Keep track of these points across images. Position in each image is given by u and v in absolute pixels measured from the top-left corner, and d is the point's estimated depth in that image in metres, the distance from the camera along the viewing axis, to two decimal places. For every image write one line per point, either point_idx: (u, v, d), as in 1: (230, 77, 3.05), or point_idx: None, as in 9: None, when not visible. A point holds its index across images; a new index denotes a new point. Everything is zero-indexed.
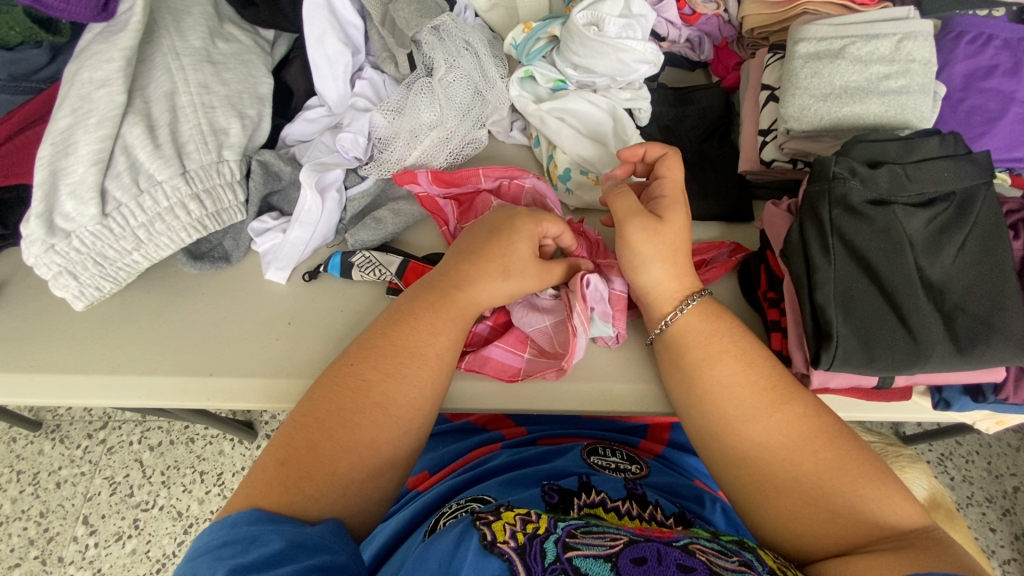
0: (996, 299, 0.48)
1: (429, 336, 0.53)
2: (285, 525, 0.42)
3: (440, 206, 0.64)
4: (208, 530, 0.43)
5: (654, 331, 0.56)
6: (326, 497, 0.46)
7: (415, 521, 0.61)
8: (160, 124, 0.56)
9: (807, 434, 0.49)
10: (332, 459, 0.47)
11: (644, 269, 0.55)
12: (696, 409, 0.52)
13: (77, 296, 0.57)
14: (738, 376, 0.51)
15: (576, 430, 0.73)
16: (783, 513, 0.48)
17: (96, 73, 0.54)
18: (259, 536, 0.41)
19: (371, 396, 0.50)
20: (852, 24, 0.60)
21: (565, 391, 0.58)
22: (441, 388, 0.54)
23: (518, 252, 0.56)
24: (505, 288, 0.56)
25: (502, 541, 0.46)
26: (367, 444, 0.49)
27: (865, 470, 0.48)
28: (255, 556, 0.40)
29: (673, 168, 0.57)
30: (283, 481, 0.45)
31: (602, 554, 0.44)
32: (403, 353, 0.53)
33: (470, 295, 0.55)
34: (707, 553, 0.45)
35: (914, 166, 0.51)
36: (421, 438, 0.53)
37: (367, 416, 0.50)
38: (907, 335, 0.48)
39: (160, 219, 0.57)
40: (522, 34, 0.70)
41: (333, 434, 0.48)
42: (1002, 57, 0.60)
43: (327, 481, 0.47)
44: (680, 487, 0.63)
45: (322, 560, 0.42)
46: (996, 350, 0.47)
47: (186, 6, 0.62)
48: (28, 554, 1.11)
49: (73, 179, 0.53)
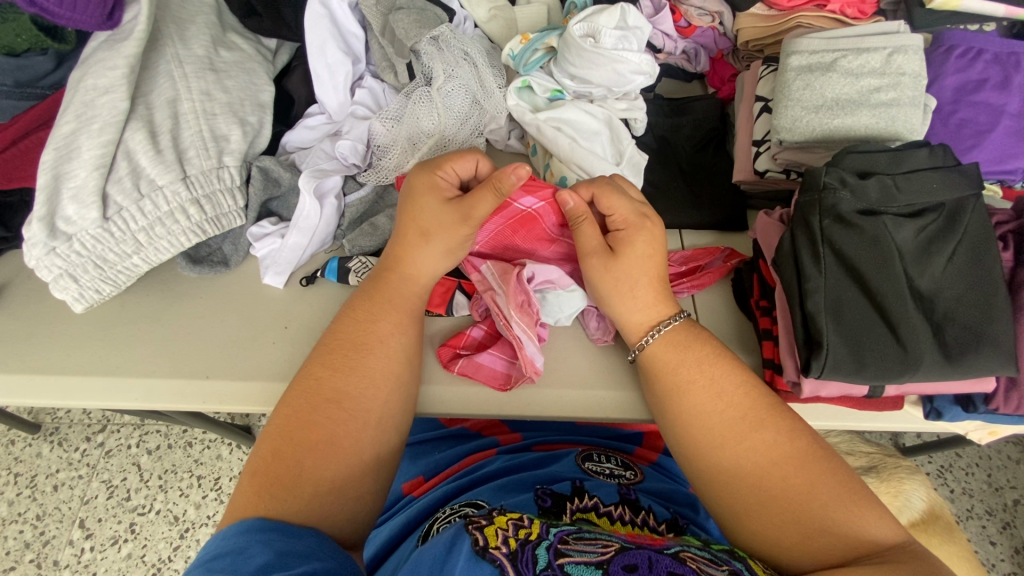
0: (985, 309, 0.49)
1: (371, 325, 0.55)
2: (278, 534, 0.43)
3: None
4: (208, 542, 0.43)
5: (633, 352, 0.56)
6: (301, 503, 0.46)
7: (408, 528, 0.62)
8: (161, 129, 0.57)
9: (780, 453, 0.49)
10: (300, 462, 0.48)
11: (608, 301, 0.56)
12: (676, 432, 0.52)
13: (77, 299, 0.58)
14: (709, 393, 0.51)
15: (571, 437, 0.74)
16: (764, 532, 0.48)
17: (100, 80, 0.54)
18: (253, 546, 0.41)
19: (323, 392, 0.51)
20: (842, 38, 0.61)
21: (556, 397, 0.58)
22: (399, 379, 0.54)
23: (425, 206, 0.57)
24: (433, 246, 0.57)
25: (493, 547, 0.46)
26: (328, 440, 0.49)
27: (839, 487, 0.47)
28: (246, 568, 0.40)
29: (613, 200, 0.56)
30: (256, 491, 0.46)
31: (593, 561, 0.44)
32: (348, 344, 0.54)
33: (414, 278, 0.58)
34: (697, 562, 0.45)
35: (904, 177, 0.51)
36: (390, 426, 0.53)
37: (322, 413, 0.50)
38: (897, 345, 0.48)
39: (160, 223, 0.58)
40: (519, 45, 0.71)
41: (293, 435, 0.49)
42: (992, 71, 0.61)
43: (297, 485, 0.47)
44: (674, 493, 0.64)
45: (315, 566, 0.41)
46: (986, 360, 0.47)
47: (190, 15, 0.63)
48: (23, 558, 1.12)
49: (76, 183, 0.53)
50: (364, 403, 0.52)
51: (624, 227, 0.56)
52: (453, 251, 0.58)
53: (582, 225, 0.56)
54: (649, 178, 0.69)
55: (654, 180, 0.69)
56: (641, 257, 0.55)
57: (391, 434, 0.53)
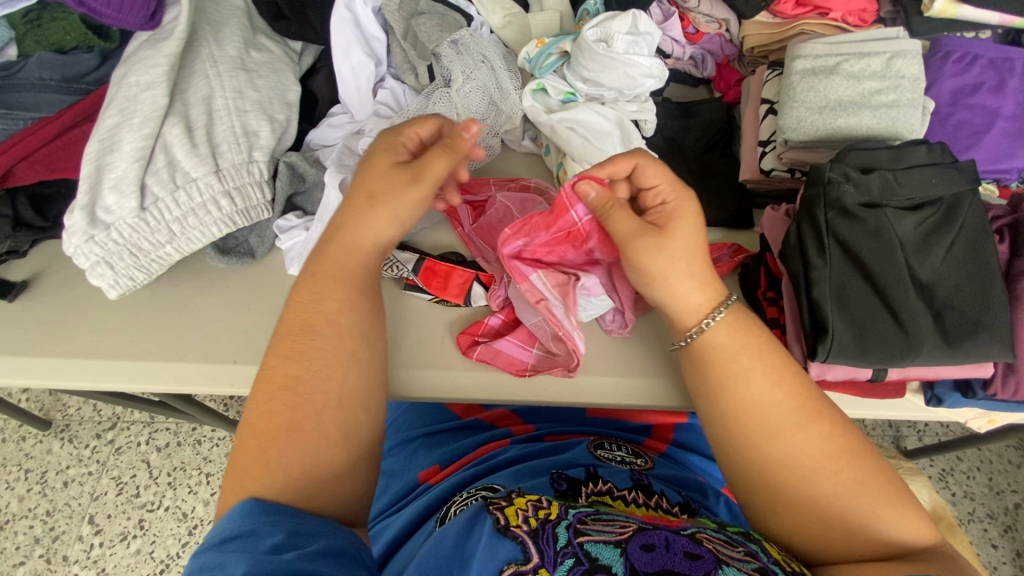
0: (982, 297, 0.51)
1: (318, 303, 0.53)
2: (288, 516, 0.45)
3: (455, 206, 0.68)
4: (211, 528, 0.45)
5: (690, 338, 0.53)
6: (280, 485, 0.47)
7: (427, 512, 0.64)
8: (197, 125, 0.60)
9: (832, 449, 0.49)
10: (268, 447, 0.48)
11: (660, 283, 0.52)
12: (726, 420, 0.51)
13: (112, 286, 0.60)
14: (769, 386, 0.50)
15: (582, 428, 0.76)
16: (804, 525, 0.49)
17: (142, 77, 0.57)
18: (265, 527, 0.43)
19: (276, 381, 0.51)
20: (844, 43, 0.64)
21: (571, 383, 0.61)
22: (355, 353, 0.53)
23: (374, 167, 0.56)
24: (383, 211, 0.55)
25: (515, 525, 0.48)
26: (288, 427, 0.49)
27: (884, 486, 0.49)
28: (258, 548, 0.42)
29: (658, 171, 0.54)
30: (234, 487, 0.47)
31: (612, 540, 0.47)
32: (298, 328, 0.53)
33: (356, 245, 0.55)
34: (714, 542, 0.48)
35: (904, 172, 0.54)
36: (360, 401, 0.53)
37: (279, 401, 0.50)
38: (900, 330, 0.51)
39: (193, 214, 0.60)
40: (535, 49, 0.74)
41: (259, 429, 0.49)
42: (987, 75, 0.64)
43: (272, 467, 0.47)
44: (684, 479, 0.66)
45: (324, 545, 0.44)
46: (984, 345, 0.50)
47: (223, 18, 0.67)
48: (33, 553, 1.13)
49: (116, 174, 0.56)
50: (321, 382, 0.51)
51: (669, 198, 0.54)
52: (392, 205, 0.55)
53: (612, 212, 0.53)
54: None
55: None
56: (688, 235, 0.52)
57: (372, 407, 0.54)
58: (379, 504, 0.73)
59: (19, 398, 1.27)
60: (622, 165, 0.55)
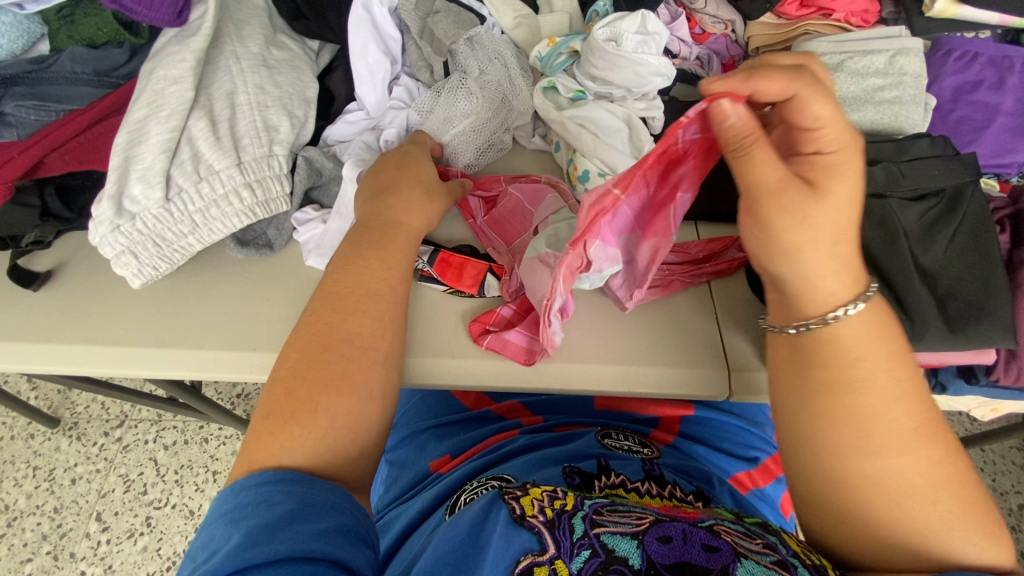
0: (985, 286, 0.53)
1: (377, 271, 0.59)
2: (301, 486, 0.46)
3: (470, 203, 0.71)
4: (221, 494, 0.46)
5: (796, 329, 0.47)
6: (320, 442, 0.49)
7: (438, 500, 0.66)
8: (221, 118, 0.62)
9: (935, 474, 0.44)
10: (312, 398, 0.51)
11: (796, 255, 0.43)
12: (818, 423, 0.46)
13: (135, 275, 0.62)
14: (883, 398, 0.44)
15: (589, 419, 0.77)
16: (875, 548, 0.45)
17: (170, 71, 0.59)
18: (276, 496, 0.45)
19: (334, 335, 0.55)
20: (848, 42, 0.66)
21: (580, 369, 0.62)
22: (391, 319, 0.58)
23: (421, 172, 0.66)
24: (433, 207, 0.64)
25: (531, 515, 0.49)
26: (340, 377, 0.52)
27: (982, 523, 0.44)
28: (271, 515, 0.43)
29: (823, 106, 0.42)
30: (274, 427, 0.49)
31: (629, 531, 0.48)
32: (354, 291, 0.57)
33: (404, 225, 0.62)
34: (733, 535, 0.48)
35: (907, 164, 0.55)
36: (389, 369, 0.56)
37: (335, 354, 0.53)
38: (904, 317, 0.52)
39: (215, 205, 0.62)
40: (546, 48, 0.76)
41: (306, 378, 0.52)
42: (988, 72, 0.66)
43: (314, 420, 0.50)
44: (690, 468, 0.68)
45: (338, 521, 0.45)
46: (986, 331, 0.52)
47: (246, 17, 0.69)
48: (41, 549, 1.14)
49: (143, 165, 0.58)
50: (375, 344, 0.55)
51: (836, 151, 0.43)
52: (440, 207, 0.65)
53: (753, 152, 0.42)
54: None
55: None
56: (847, 197, 0.43)
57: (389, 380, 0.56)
58: (391, 494, 0.74)
59: (28, 395, 1.28)
60: (778, 86, 0.43)
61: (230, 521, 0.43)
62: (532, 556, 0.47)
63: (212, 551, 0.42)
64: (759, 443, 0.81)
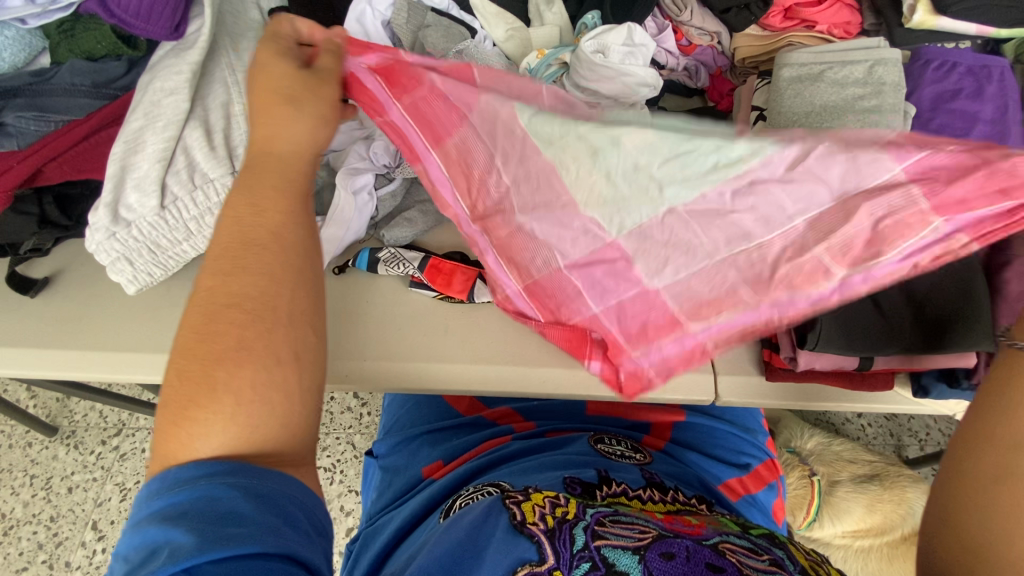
0: (964, 291, 0.54)
1: (258, 217, 0.49)
2: (241, 480, 0.40)
3: (375, 108, 0.56)
4: (147, 488, 0.41)
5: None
6: (235, 427, 0.42)
7: (431, 504, 0.66)
8: (216, 128, 0.63)
9: None
10: (212, 376, 0.43)
11: None
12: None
13: (131, 281, 0.63)
14: None
15: (580, 425, 0.78)
16: None
17: (167, 83, 0.61)
18: (219, 491, 0.39)
19: (216, 299, 0.46)
20: (828, 53, 0.68)
21: (565, 373, 0.64)
22: (293, 268, 0.49)
23: (278, 73, 0.50)
24: (308, 113, 0.51)
25: (530, 523, 0.51)
26: (236, 345, 0.44)
27: None
28: (209, 516, 0.38)
29: None
30: (171, 424, 0.42)
31: (630, 546, 0.46)
32: (238, 245, 0.48)
33: (274, 147, 0.51)
34: (737, 554, 0.47)
35: None
36: (300, 329, 0.47)
37: (222, 319, 0.45)
38: (880, 320, 0.55)
39: (209, 213, 0.63)
40: (535, 60, 0.78)
41: (198, 352, 0.44)
42: (966, 82, 0.68)
43: (216, 399, 0.42)
44: (683, 474, 0.68)
45: (285, 521, 0.40)
46: (958, 335, 0.54)
47: (241, 30, 0.70)
48: (36, 558, 1.14)
49: (139, 174, 0.60)
50: (267, 303, 0.46)
51: None
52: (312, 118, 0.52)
53: None
54: None
55: None
56: None
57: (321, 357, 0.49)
58: (383, 499, 0.75)
59: (26, 403, 1.29)
60: None
61: (170, 519, 0.38)
62: (531, 565, 0.46)
63: (153, 552, 0.37)
64: (752, 450, 0.81)
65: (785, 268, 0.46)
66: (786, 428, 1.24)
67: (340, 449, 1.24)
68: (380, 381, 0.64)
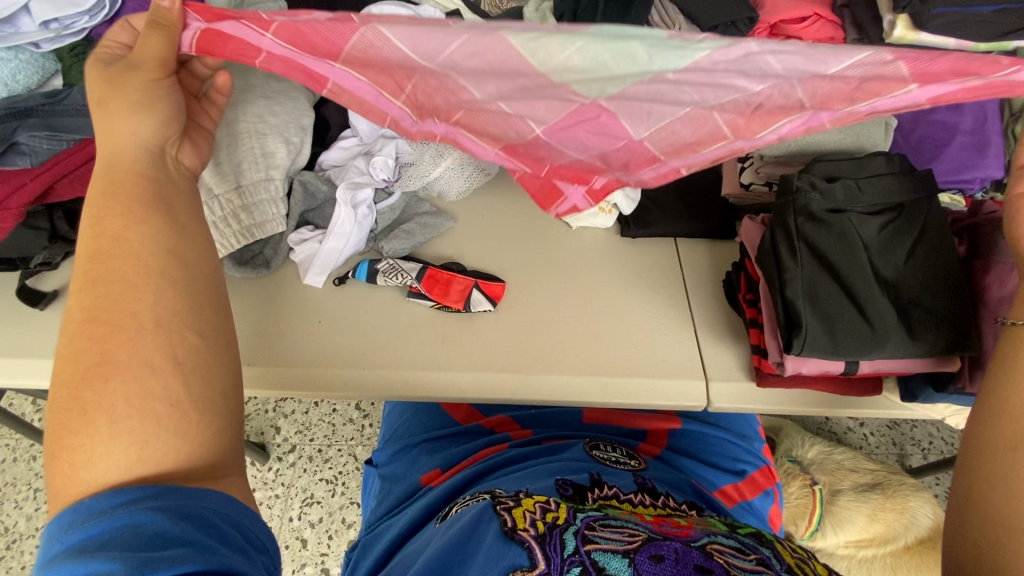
0: (945, 295, 0.57)
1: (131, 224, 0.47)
2: (169, 500, 0.38)
3: (226, 48, 0.51)
4: (45, 532, 0.37)
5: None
6: (117, 449, 0.39)
7: (428, 512, 0.67)
8: (220, 145, 0.65)
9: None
10: (80, 402, 0.40)
11: None
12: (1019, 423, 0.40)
13: None
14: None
15: (576, 432, 0.79)
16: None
17: None
18: (144, 516, 0.37)
19: (86, 312, 0.43)
20: None
21: (562, 382, 0.65)
22: (165, 273, 0.46)
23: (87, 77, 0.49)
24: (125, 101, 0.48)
25: (522, 529, 0.51)
26: (105, 361, 0.42)
27: None
28: (138, 541, 0.35)
29: None
30: (66, 445, 0.39)
31: (620, 550, 0.47)
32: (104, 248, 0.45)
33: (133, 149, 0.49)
34: (724, 554, 0.48)
35: (865, 180, 0.60)
36: (173, 331, 0.45)
37: (84, 335, 0.42)
38: (867, 325, 0.56)
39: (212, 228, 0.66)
40: None
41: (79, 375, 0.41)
42: None
43: (88, 423, 0.40)
44: (676, 480, 0.69)
45: (218, 536, 0.39)
46: (943, 338, 0.56)
47: None
48: None
49: None
50: (125, 308, 0.43)
51: None
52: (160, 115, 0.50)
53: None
54: (647, 192, 0.76)
55: (651, 193, 0.76)
56: None
57: (222, 363, 0.48)
58: (382, 507, 0.76)
59: (32, 417, 1.30)
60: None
61: (85, 551, 0.34)
62: (521, 571, 0.47)
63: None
64: (747, 456, 0.82)
65: (765, 102, 0.52)
66: (787, 436, 1.24)
67: (342, 461, 1.25)
68: (379, 388, 0.65)
